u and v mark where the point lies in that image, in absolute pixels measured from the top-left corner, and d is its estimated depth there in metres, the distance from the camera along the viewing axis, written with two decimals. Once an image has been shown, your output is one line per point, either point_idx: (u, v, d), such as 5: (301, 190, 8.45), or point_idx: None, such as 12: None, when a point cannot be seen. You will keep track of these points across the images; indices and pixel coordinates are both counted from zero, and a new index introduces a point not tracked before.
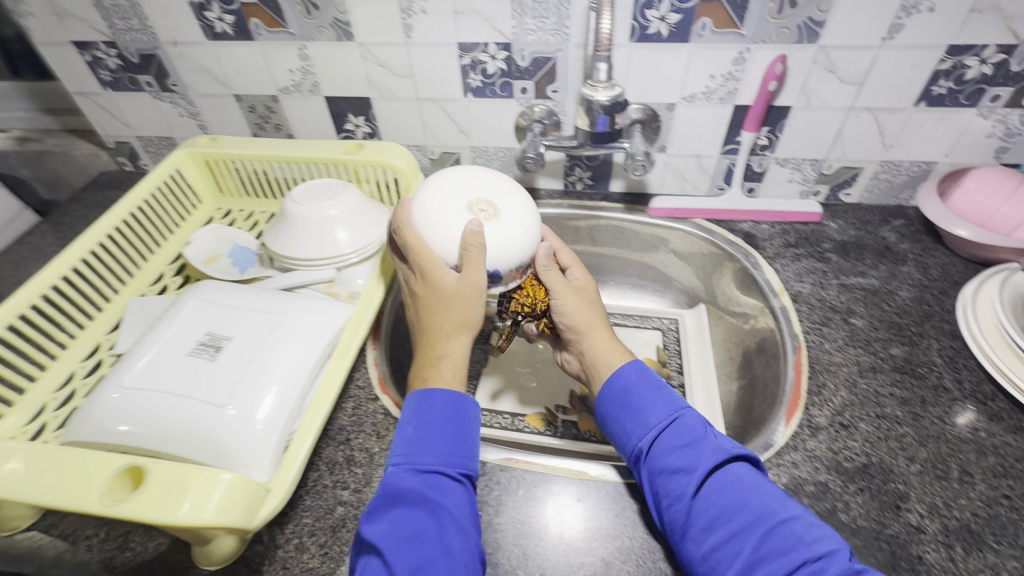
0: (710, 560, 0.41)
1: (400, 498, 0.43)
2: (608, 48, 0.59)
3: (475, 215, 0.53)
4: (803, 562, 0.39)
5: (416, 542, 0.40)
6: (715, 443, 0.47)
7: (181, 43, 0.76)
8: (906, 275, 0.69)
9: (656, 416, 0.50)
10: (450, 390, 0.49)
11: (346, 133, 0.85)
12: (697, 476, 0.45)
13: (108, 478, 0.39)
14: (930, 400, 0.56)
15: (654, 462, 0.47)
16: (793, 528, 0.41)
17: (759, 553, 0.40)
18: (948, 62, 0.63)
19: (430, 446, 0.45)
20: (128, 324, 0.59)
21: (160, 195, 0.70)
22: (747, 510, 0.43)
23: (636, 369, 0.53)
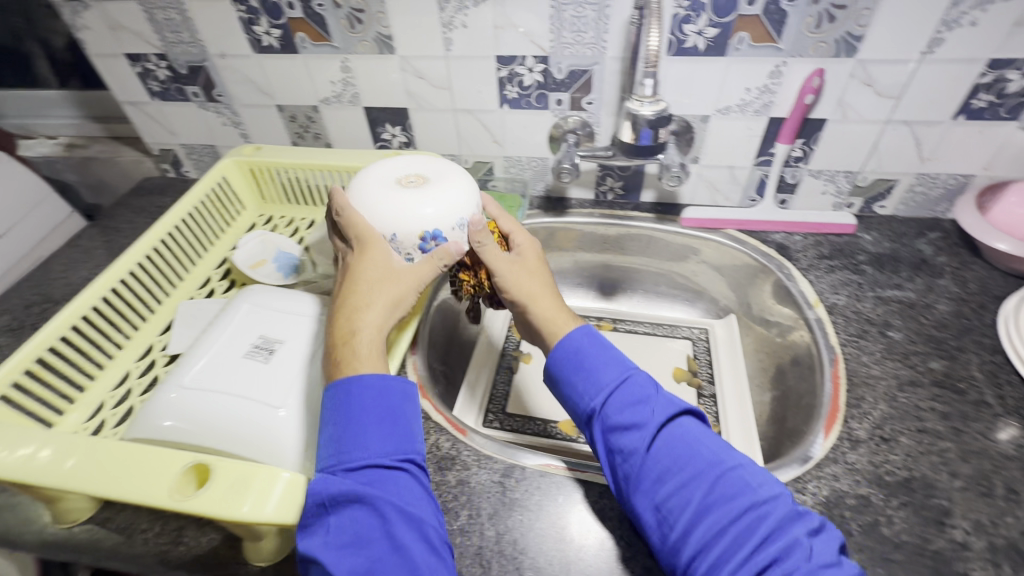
0: (663, 510, 0.42)
1: (333, 505, 0.40)
2: (657, 64, 0.59)
3: (406, 186, 0.54)
4: (750, 507, 0.41)
5: (360, 545, 0.39)
6: (667, 398, 0.48)
7: (228, 56, 0.79)
8: (944, 289, 0.69)
9: (607, 376, 0.50)
10: (371, 376, 0.46)
11: (383, 142, 0.87)
12: (650, 431, 0.46)
13: (175, 474, 0.40)
14: (972, 415, 0.55)
15: (607, 418, 0.47)
16: (741, 475, 0.43)
17: (707, 502, 0.42)
18: (988, 75, 0.63)
19: (360, 439, 0.43)
20: (179, 327, 0.61)
21: (208, 201, 0.73)
22: (696, 460, 0.44)
23: (585, 334, 0.53)
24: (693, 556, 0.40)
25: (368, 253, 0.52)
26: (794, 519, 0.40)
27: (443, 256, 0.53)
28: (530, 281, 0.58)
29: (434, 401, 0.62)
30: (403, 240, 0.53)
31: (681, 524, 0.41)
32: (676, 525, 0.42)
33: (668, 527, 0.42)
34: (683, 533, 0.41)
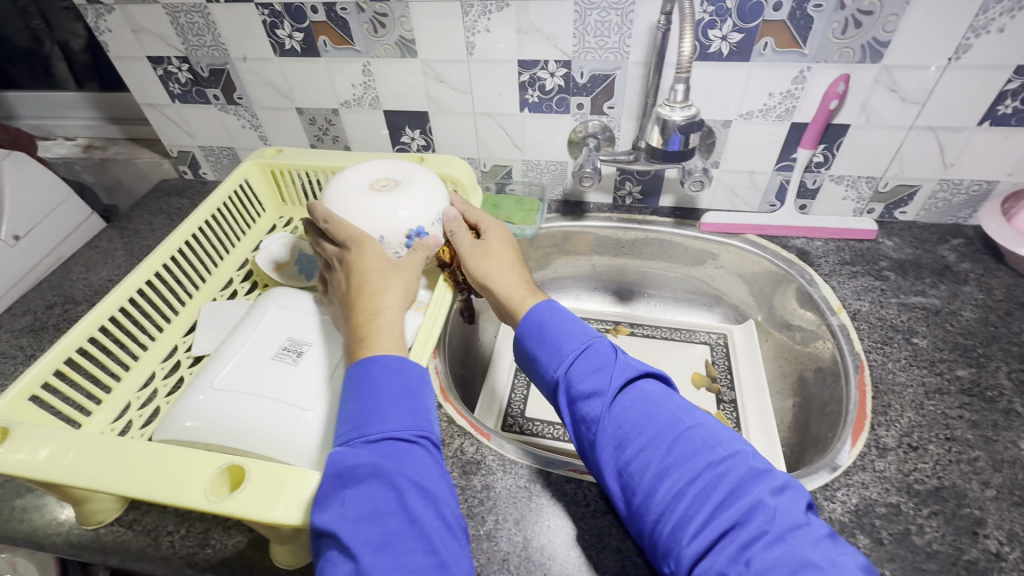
0: (625, 474, 0.42)
1: (350, 477, 0.39)
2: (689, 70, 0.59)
3: (383, 190, 0.58)
4: (709, 466, 0.40)
5: (376, 517, 0.38)
6: (625, 362, 0.48)
7: (250, 59, 0.79)
8: (968, 295, 0.68)
9: (568, 345, 0.50)
10: (388, 356, 0.47)
11: (401, 145, 0.87)
12: (609, 395, 0.46)
13: (211, 476, 0.40)
14: (1002, 424, 0.55)
15: (571, 389, 0.48)
16: (701, 435, 0.42)
17: (667, 463, 0.41)
18: (1015, 82, 0.62)
19: (379, 414, 0.43)
20: (205, 328, 0.61)
21: (230, 203, 0.73)
22: (655, 422, 0.43)
23: (548, 308, 0.54)
24: (658, 520, 0.40)
25: (368, 244, 0.54)
26: (756, 478, 0.39)
27: (425, 248, 0.57)
28: (491, 260, 0.60)
29: (456, 405, 0.62)
30: (392, 241, 0.57)
31: (643, 487, 0.41)
32: (639, 487, 0.41)
33: (635, 491, 0.42)
34: (648, 496, 0.41)
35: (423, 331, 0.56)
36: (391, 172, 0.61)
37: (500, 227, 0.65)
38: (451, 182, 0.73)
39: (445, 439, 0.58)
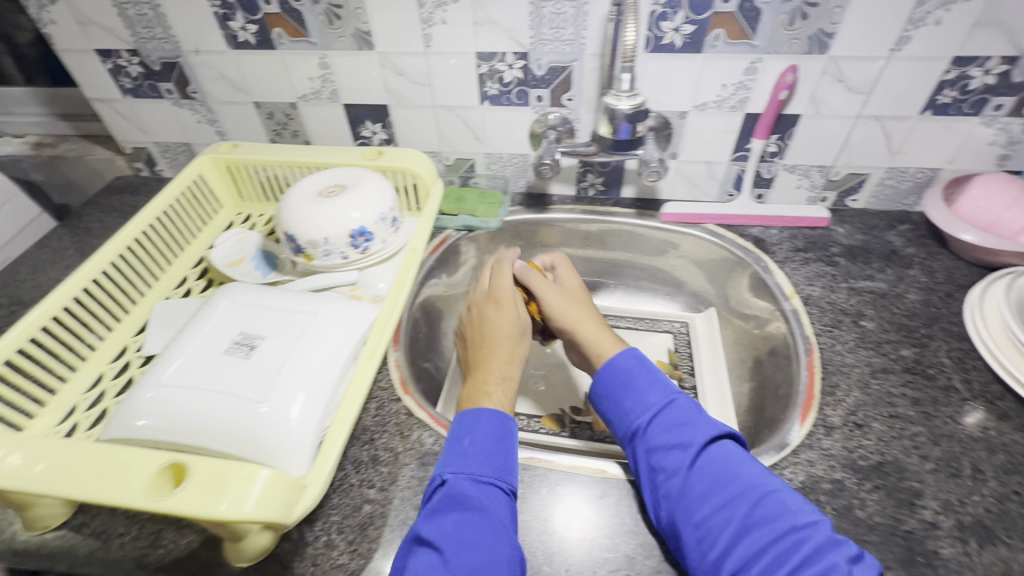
0: (702, 528, 0.43)
1: (462, 504, 0.45)
2: (633, 58, 0.61)
3: (327, 194, 0.62)
4: (790, 530, 0.40)
5: (476, 546, 0.42)
6: (710, 421, 0.49)
7: (203, 52, 0.77)
8: (913, 279, 0.71)
9: (653, 396, 0.52)
10: (500, 413, 0.52)
11: (363, 139, 0.87)
12: (694, 449, 0.47)
13: (150, 473, 0.39)
14: (941, 400, 0.57)
15: (650, 439, 0.49)
16: (781, 500, 0.43)
17: (748, 522, 0.42)
18: (953, 72, 0.65)
19: (488, 458, 0.48)
20: (155, 327, 0.60)
21: (183, 200, 0.72)
22: (738, 481, 0.44)
23: (633, 358, 0.56)
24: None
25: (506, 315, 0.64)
26: (833, 546, 0.39)
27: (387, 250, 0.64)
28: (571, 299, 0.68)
29: (417, 398, 0.62)
30: (336, 241, 0.61)
31: (721, 544, 0.42)
32: (716, 543, 0.42)
33: (707, 546, 0.42)
34: (723, 552, 0.41)
35: (379, 322, 0.56)
36: (337, 180, 0.65)
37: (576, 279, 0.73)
38: (410, 175, 0.73)
39: (405, 432, 0.58)
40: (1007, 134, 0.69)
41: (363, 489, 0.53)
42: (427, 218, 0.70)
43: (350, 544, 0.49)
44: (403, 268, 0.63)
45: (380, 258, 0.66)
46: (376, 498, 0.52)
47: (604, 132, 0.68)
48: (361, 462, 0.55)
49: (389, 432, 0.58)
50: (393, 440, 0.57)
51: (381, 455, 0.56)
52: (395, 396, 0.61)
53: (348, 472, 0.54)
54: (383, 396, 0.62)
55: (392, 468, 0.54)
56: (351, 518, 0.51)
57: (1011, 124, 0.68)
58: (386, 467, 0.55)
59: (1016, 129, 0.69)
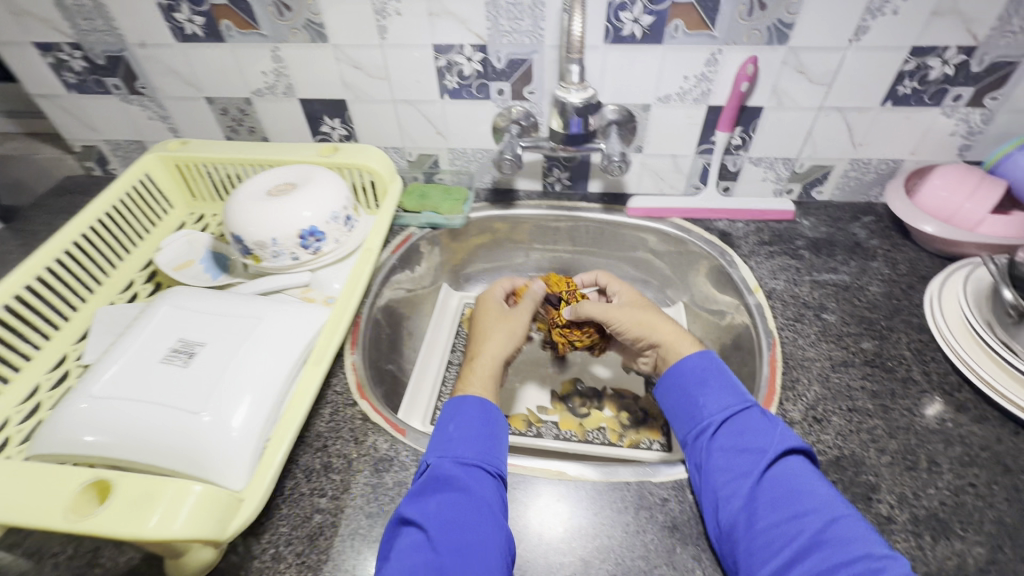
0: (768, 536, 0.42)
1: (446, 484, 0.45)
2: (580, 51, 0.60)
3: (277, 193, 0.60)
4: (865, 556, 0.39)
5: (460, 527, 0.43)
6: (787, 433, 0.48)
7: (149, 45, 0.74)
8: (876, 271, 0.71)
9: (725, 399, 0.52)
10: (481, 400, 0.53)
11: (322, 135, 0.84)
12: (768, 457, 0.46)
13: (72, 491, 0.38)
14: (900, 393, 0.57)
15: (719, 440, 0.49)
16: (854, 526, 0.41)
17: (818, 539, 0.41)
18: (912, 62, 0.64)
19: (473, 443, 0.49)
20: (95, 334, 0.57)
21: (129, 200, 0.69)
22: (812, 497, 0.44)
23: (708, 360, 0.55)
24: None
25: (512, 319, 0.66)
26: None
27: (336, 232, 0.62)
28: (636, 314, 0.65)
29: (373, 401, 0.60)
30: (284, 241, 0.59)
31: (784, 555, 0.41)
32: (777, 553, 0.41)
33: (769, 554, 0.41)
34: (784, 565, 0.41)
35: (329, 324, 0.55)
36: (288, 179, 0.63)
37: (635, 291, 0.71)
38: (367, 172, 0.71)
39: (360, 437, 0.56)
40: (967, 124, 0.69)
41: (314, 499, 0.51)
42: (383, 216, 0.68)
43: (299, 555, 0.47)
44: (360, 266, 0.62)
45: (334, 257, 0.64)
46: (327, 507, 0.50)
47: (557, 127, 0.67)
48: (313, 470, 0.53)
49: (343, 438, 0.56)
50: (347, 447, 0.55)
51: (334, 462, 0.54)
52: (350, 400, 0.59)
53: (298, 480, 0.52)
54: (338, 400, 0.59)
55: (345, 475, 0.53)
56: (299, 529, 0.49)
57: (971, 114, 0.68)
58: (339, 475, 0.53)
59: (975, 119, 0.69)
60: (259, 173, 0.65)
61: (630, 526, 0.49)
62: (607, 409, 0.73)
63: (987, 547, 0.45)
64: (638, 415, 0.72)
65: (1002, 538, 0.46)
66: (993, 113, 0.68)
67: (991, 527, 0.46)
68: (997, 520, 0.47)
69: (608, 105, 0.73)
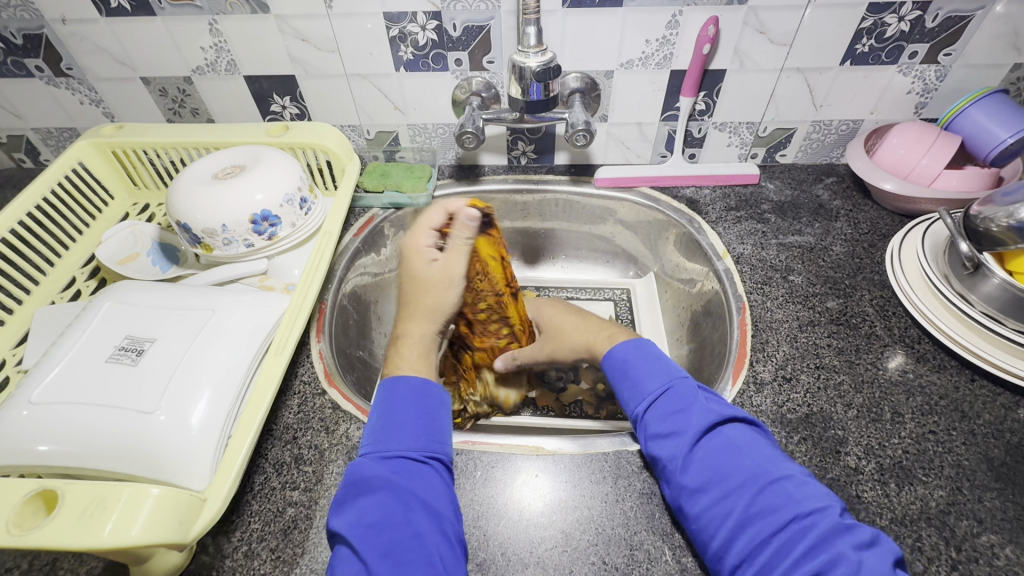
0: (703, 517, 0.42)
1: (365, 487, 0.43)
2: (536, 10, 0.58)
3: (225, 175, 0.57)
4: (793, 519, 0.39)
5: (383, 528, 0.41)
6: (706, 406, 0.47)
7: (71, 21, 0.68)
8: (839, 231, 0.72)
9: (648, 385, 0.51)
10: (412, 378, 0.51)
11: (273, 116, 0.79)
12: (691, 438, 0.45)
13: (15, 504, 0.36)
14: (864, 347, 0.59)
15: (646, 428, 0.49)
16: (782, 490, 0.41)
17: (750, 511, 0.40)
18: (869, 20, 0.64)
19: (395, 432, 0.47)
20: (34, 336, 0.53)
21: (63, 191, 0.64)
22: (739, 471, 0.43)
23: (634, 346, 0.55)
24: (737, 564, 0.40)
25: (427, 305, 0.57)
26: (841, 533, 0.37)
27: (293, 215, 0.59)
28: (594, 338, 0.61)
29: (344, 389, 0.58)
30: (236, 228, 0.56)
31: (723, 533, 0.41)
32: (718, 532, 0.41)
33: (709, 535, 0.42)
34: (724, 542, 0.40)
35: (291, 309, 0.52)
36: (237, 161, 0.59)
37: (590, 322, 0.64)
38: (322, 151, 0.68)
39: (332, 427, 0.54)
40: (922, 82, 0.70)
41: (286, 492, 0.49)
42: (342, 196, 0.66)
43: (272, 551, 0.45)
44: (323, 249, 0.59)
45: (292, 242, 0.61)
46: (300, 500, 0.48)
47: (517, 94, 0.64)
48: (284, 464, 0.51)
49: (314, 428, 0.54)
50: (318, 437, 0.53)
51: (305, 453, 0.52)
52: (319, 389, 0.57)
53: (268, 474, 0.50)
54: (306, 391, 0.57)
55: (318, 466, 0.51)
56: (273, 524, 0.47)
57: (926, 71, 0.69)
58: (311, 467, 0.50)
59: (930, 76, 0.70)
60: (207, 156, 0.61)
61: (609, 495, 0.49)
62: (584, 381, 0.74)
63: (947, 491, 0.47)
64: (614, 386, 0.72)
65: (960, 480, 0.48)
66: (947, 69, 0.69)
67: (951, 471, 0.48)
68: (956, 464, 0.49)
69: (570, 72, 0.71)
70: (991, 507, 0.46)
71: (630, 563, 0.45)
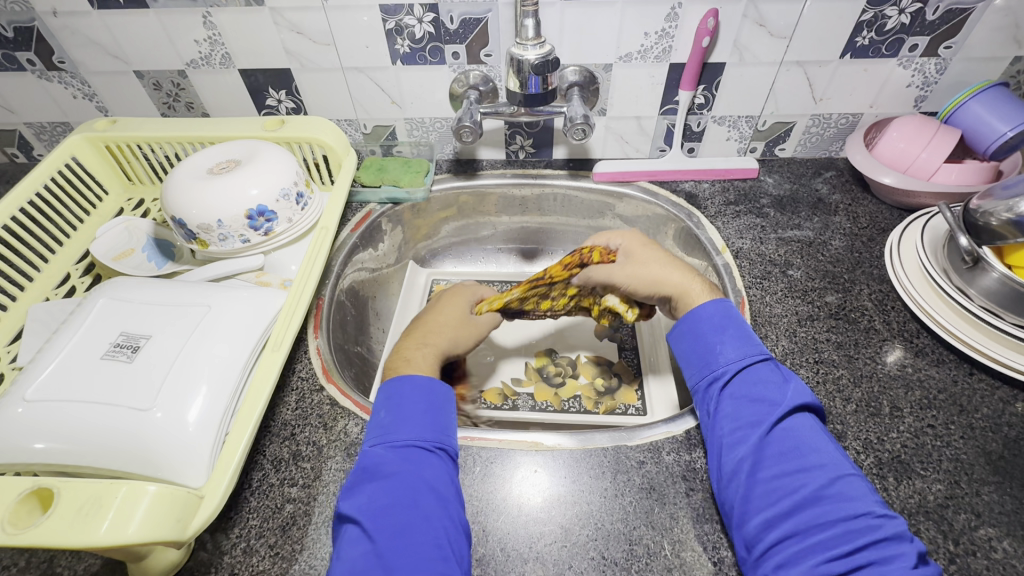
0: (768, 487, 0.42)
1: (376, 473, 0.43)
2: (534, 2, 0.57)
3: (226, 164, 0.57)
4: (865, 512, 0.39)
5: (394, 510, 0.41)
6: (799, 389, 0.47)
7: (62, 14, 0.67)
8: (838, 225, 0.72)
9: (744, 350, 0.51)
10: (418, 376, 0.51)
11: (269, 110, 0.79)
12: (780, 410, 0.46)
13: (10, 504, 0.35)
14: (862, 342, 0.59)
15: (731, 390, 0.49)
16: (857, 484, 0.41)
17: (821, 492, 0.41)
18: (869, 12, 0.64)
19: (404, 423, 0.47)
20: (28, 334, 0.53)
21: (56, 186, 0.63)
22: (819, 453, 0.43)
23: (721, 309, 0.54)
24: (782, 538, 0.40)
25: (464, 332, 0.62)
26: (907, 540, 0.38)
27: (288, 209, 0.58)
28: (646, 264, 0.60)
29: (342, 385, 0.58)
30: (232, 223, 0.55)
31: (783, 505, 0.41)
32: (777, 503, 0.41)
33: (765, 504, 0.42)
34: (779, 515, 0.41)
35: (287, 309, 0.52)
36: (233, 155, 0.59)
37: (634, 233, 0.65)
38: (318, 146, 0.67)
39: (330, 423, 0.54)
40: (922, 75, 0.70)
41: (284, 489, 0.48)
42: (339, 191, 0.65)
43: (271, 547, 0.45)
44: (320, 245, 0.58)
45: (289, 237, 0.60)
46: (298, 496, 0.48)
47: (514, 87, 0.64)
48: (281, 460, 0.50)
49: (312, 424, 0.53)
50: (316, 433, 0.53)
51: (303, 450, 0.51)
52: (317, 385, 0.57)
53: (266, 471, 0.50)
54: (304, 387, 0.57)
55: (316, 462, 0.50)
56: (271, 520, 0.46)
57: (926, 64, 0.69)
58: (309, 463, 0.50)
59: (930, 69, 0.69)
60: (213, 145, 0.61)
61: (608, 491, 0.49)
62: (581, 376, 0.73)
63: (946, 484, 0.47)
64: (612, 381, 0.72)
65: (958, 474, 0.48)
66: (946, 62, 0.69)
67: (949, 465, 0.48)
68: (954, 458, 0.49)
69: (568, 65, 0.70)
70: (989, 500, 0.46)
71: (630, 558, 0.45)
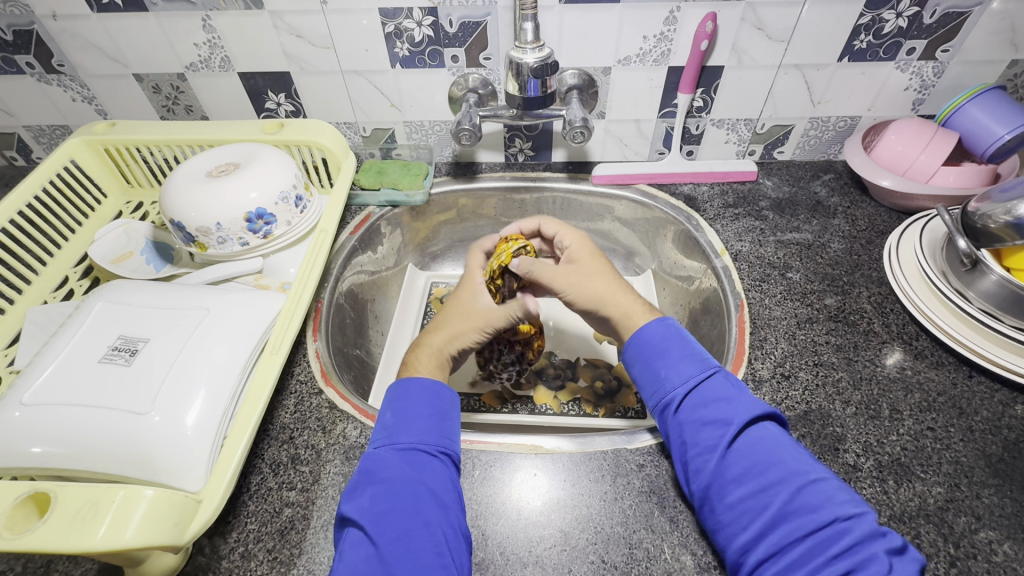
0: (736, 509, 0.42)
1: (377, 476, 0.43)
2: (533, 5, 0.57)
3: (222, 170, 0.57)
4: (831, 520, 0.39)
5: (394, 515, 0.41)
6: (748, 401, 0.46)
7: (62, 17, 0.67)
8: (837, 228, 0.72)
9: (687, 369, 0.49)
10: (425, 378, 0.51)
11: (268, 113, 0.79)
12: (733, 428, 0.45)
13: (6, 508, 0.35)
14: (862, 344, 0.59)
15: (682, 414, 0.47)
16: (821, 489, 0.41)
17: (787, 507, 0.40)
18: (867, 16, 0.64)
19: (406, 427, 0.46)
20: (26, 337, 0.52)
21: (55, 189, 0.63)
22: (778, 467, 0.42)
23: (665, 329, 0.52)
24: (762, 559, 0.40)
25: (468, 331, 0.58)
26: (877, 536, 0.38)
27: (287, 212, 0.59)
28: (594, 281, 0.58)
29: (341, 388, 0.58)
30: (230, 226, 0.55)
31: (754, 527, 0.41)
32: (749, 526, 0.41)
33: (738, 528, 0.41)
34: (754, 536, 0.40)
35: (284, 313, 0.52)
36: (233, 158, 0.59)
37: (586, 240, 0.64)
38: (318, 148, 0.67)
39: (329, 427, 0.53)
40: (920, 78, 0.70)
41: (282, 493, 0.48)
42: (338, 194, 0.65)
43: (270, 552, 0.45)
44: (318, 248, 0.58)
45: (287, 240, 0.60)
46: (297, 500, 0.48)
47: (514, 90, 0.64)
48: (280, 464, 0.50)
49: (311, 428, 0.53)
50: (315, 437, 0.52)
51: (302, 453, 0.51)
52: (316, 389, 0.57)
53: (264, 475, 0.49)
54: (303, 390, 0.56)
55: (314, 466, 0.50)
56: (269, 525, 0.46)
57: (923, 67, 0.69)
58: (308, 466, 0.50)
59: (928, 73, 0.70)
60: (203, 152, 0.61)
61: (608, 494, 0.49)
62: (581, 379, 0.73)
63: (945, 487, 0.47)
64: (612, 384, 0.72)
65: (958, 477, 0.48)
66: (944, 66, 0.69)
67: (949, 467, 0.48)
68: (954, 461, 0.49)
69: (567, 68, 0.70)
70: (989, 503, 0.46)
71: (630, 561, 0.44)
